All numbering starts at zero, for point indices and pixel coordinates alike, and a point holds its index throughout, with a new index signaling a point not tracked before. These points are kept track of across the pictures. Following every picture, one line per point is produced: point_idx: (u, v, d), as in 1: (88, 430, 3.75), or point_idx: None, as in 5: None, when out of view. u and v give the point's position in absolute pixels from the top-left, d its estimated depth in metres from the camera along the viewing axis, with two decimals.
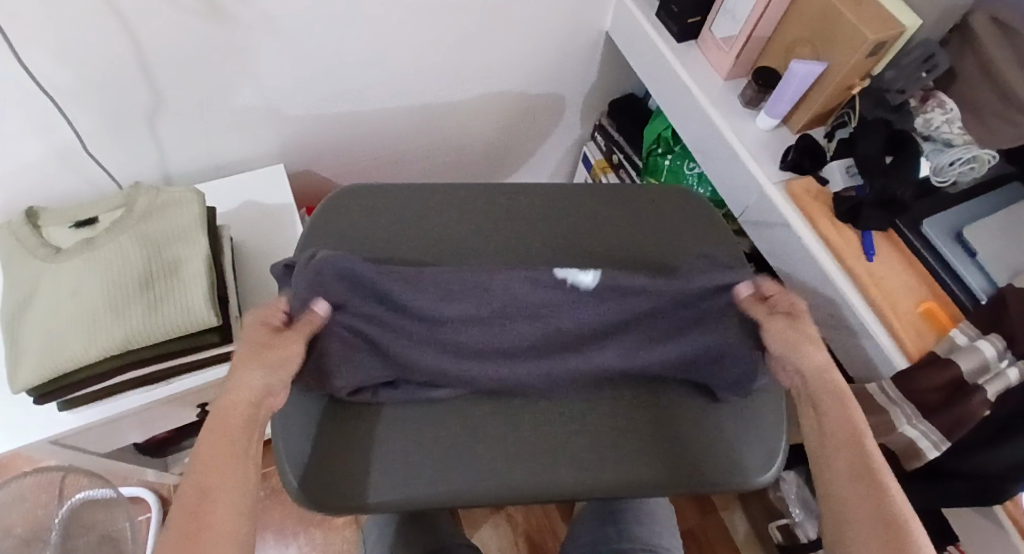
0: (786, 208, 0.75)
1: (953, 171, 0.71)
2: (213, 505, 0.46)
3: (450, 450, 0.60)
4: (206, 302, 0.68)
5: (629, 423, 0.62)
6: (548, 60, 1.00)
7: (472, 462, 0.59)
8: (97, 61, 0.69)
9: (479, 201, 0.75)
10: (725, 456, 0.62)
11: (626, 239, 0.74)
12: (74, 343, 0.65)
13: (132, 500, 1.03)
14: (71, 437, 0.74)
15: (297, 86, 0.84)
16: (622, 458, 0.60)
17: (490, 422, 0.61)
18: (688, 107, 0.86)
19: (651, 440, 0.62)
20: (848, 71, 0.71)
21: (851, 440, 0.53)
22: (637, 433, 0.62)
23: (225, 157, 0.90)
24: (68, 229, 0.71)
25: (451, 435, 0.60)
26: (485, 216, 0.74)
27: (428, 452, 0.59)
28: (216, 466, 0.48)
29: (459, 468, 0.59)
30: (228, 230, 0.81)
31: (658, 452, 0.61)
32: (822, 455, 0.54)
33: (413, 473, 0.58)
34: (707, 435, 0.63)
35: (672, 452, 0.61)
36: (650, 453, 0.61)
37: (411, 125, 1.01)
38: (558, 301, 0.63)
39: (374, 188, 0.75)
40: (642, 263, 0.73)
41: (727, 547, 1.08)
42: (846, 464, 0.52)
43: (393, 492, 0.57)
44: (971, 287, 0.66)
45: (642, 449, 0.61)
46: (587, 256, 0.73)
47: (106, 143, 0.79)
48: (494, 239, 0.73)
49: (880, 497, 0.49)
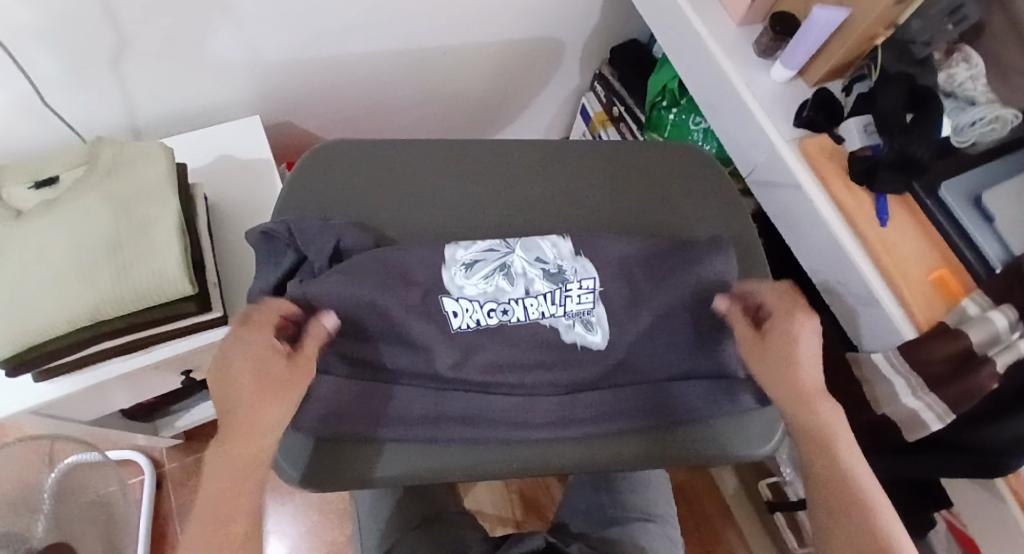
0: (798, 167, 0.71)
1: (975, 131, 0.66)
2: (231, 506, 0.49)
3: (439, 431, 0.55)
4: (180, 267, 0.64)
5: (636, 400, 0.58)
6: (547, 1, 0.93)
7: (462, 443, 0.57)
8: (52, 2, 0.62)
9: (476, 161, 0.70)
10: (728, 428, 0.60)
11: (630, 208, 0.70)
12: (42, 313, 0.61)
13: (122, 462, 1.03)
14: (51, 407, 0.72)
15: (275, 29, 0.78)
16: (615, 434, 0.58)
17: (474, 402, 0.56)
18: (695, 57, 0.80)
19: (661, 421, 0.58)
20: (872, 19, 0.65)
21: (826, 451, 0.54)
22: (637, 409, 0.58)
23: (199, 108, 0.84)
24: (27, 189, 0.66)
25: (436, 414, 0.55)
26: (481, 179, 0.69)
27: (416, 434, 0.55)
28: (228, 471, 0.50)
29: (449, 446, 0.56)
30: (203, 188, 0.76)
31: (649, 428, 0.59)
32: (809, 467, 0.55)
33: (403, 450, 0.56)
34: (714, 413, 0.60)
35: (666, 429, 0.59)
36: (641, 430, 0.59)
37: (397, 73, 0.94)
38: (549, 287, 0.61)
39: (364, 148, 0.70)
40: (647, 230, 0.69)
41: (717, 504, 1.10)
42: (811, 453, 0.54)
43: (396, 471, 0.55)
44: (985, 254, 0.63)
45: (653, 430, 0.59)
46: (589, 223, 0.68)
47: (66, 95, 0.72)
48: (494, 203, 0.68)
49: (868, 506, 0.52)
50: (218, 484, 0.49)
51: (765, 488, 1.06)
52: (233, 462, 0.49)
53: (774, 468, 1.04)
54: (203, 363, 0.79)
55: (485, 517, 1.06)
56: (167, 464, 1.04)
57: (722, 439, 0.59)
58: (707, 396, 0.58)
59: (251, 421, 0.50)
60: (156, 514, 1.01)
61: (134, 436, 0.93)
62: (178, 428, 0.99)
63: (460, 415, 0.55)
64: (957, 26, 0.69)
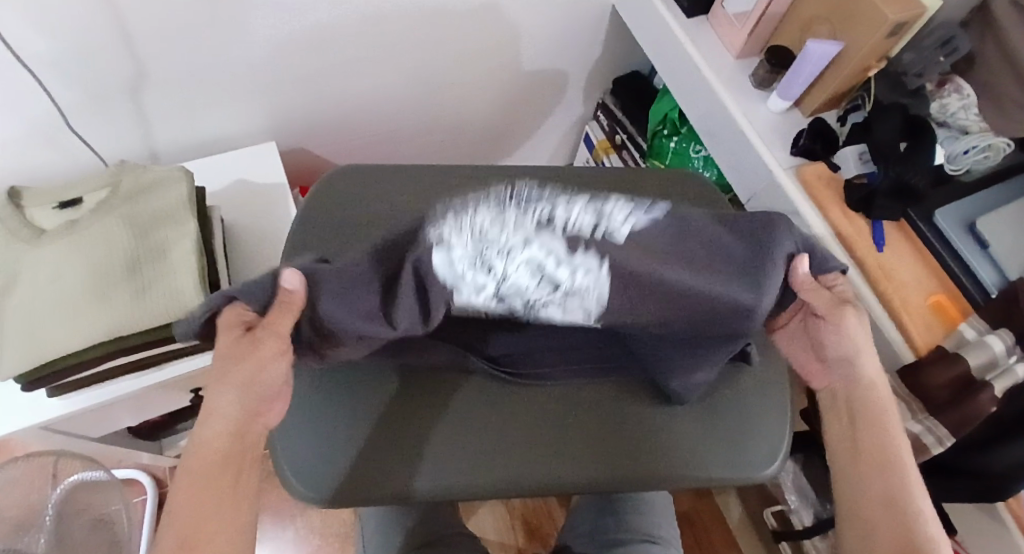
0: (797, 196, 0.73)
1: (967, 160, 0.69)
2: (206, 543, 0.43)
3: (448, 440, 0.58)
4: (195, 288, 0.66)
5: (638, 409, 0.62)
6: (554, 32, 0.96)
7: (460, 456, 0.58)
8: (79, 33, 0.65)
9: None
10: (731, 448, 0.61)
11: None
12: (60, 328, 0.64)
13: (127, 482, 1.03)
14: (62, 423, 0.73)
15: (291, 59, 0.81)
16: (612, 452, 0.59)
17: (486, 416, 0.60)
18: (695, 89, 0.83)
19: (657, 437, 0.61)
20: (868, 52, 0.68)
21: (870, 404, 0.53)
22: (631, 421, 0.61)
23: (215, 134, 0.87)
24: (52, 209, 0.69)
25: (450, 430, 0.59)
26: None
27: (430, 444, 0.58)
28: (197, 505, 0.45)
29: (451, 460, 0.58)
30: (218, 211, 0.78)
31: (646, 446, 0.60)
32: (848, 465, 0.52)
33: (406, 459, 0.57)
34: (711, 437, 0.61)
35: (662, 449, 0.60)
36: (637, 447, 0.60)
37: (406, 102, 0.98)
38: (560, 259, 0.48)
39: (365, 217, 0.69)
40: None
41: (720, 531, 1.09)
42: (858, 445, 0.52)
43: (384, 489, 0.55)
44: (981, 280, 0.65)
45: (655, 446, 0.60)
46: None
47: (91, 121, 0.76)
48: None
49: (900, 506, 0.48)
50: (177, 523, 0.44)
51: (770, 516, 1.04)
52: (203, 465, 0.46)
53: (779, 495, 1.03)
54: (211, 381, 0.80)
55: (487, 541, 1.05)
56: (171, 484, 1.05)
57: (720, 458, 0.60)
58: (700, 420, 0.62)
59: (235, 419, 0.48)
60: None
61: (140, 454, 0.94)
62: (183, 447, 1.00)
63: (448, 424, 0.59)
64: (948, 58, 0.73)
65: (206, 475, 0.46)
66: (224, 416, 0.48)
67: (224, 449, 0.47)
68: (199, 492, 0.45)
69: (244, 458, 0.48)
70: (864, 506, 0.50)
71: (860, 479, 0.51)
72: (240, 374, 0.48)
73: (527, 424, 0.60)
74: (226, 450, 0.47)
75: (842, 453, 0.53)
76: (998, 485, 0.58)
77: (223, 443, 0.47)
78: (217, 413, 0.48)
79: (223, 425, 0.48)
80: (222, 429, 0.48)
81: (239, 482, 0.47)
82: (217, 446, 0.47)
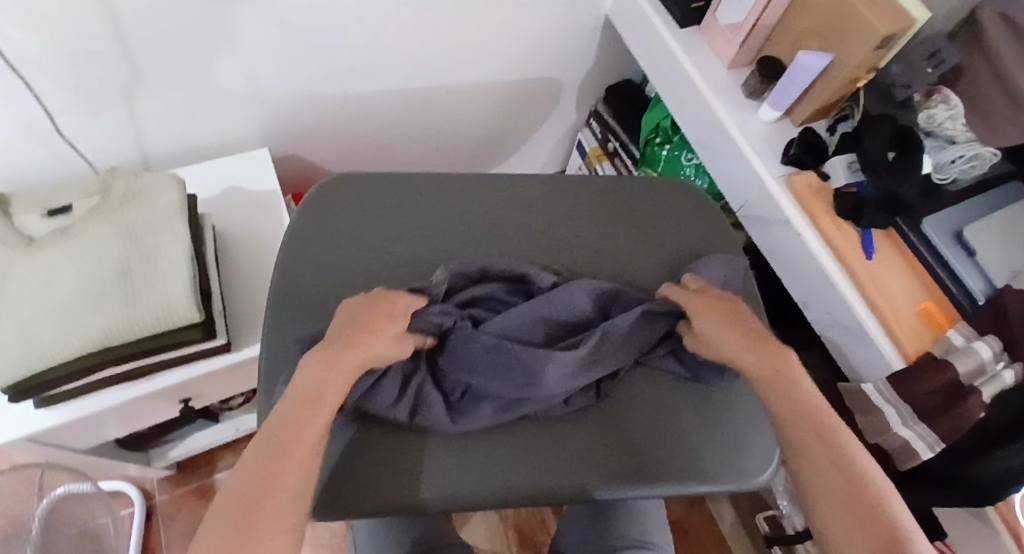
0: (788, 206, 0.74)
1: (954, 169, 0.70)
2: (265, 515, 0.42)
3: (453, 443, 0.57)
4: (189, 297, 0.66)
5: (632, 414, 0.61)
6: (548, 41, 0.97)
7: (461, 460, 0.57)
8: (70, 36, 0.64)
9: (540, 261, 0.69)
10: (727, 455, 0.61)
11: (655, 252, 0.72)
12: (49, 338, 0.63)
13: (113, 493, 1.01)
14: (49, 435, 0.72)
15: (288, 66, 0.81)
16: (616, 455, 0.59)
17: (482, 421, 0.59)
18: (688, 98, 0.84)
19: (661, 438, 0.61)
20: (857, 64, 0.69)
21: (780, 378, 0.55)
22: (630, 425, 0.61)
23: (209, 140, 0.87)
24: (41, 217, 0.68)
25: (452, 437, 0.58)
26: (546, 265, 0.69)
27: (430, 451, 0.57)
28: (266, 495, 0.43)
29: (449, 464, 0.56)
30: (210, 218, 0.77)
31: (645, 448, 0.60)
32: (791, 436, 0.51)
33: (406, 471, 0.56)
34: (709, 437, 0.61)
35: (662, 453, 0.60)
36: (636, 449, 0.60)
37: (400, 109, 0.98)
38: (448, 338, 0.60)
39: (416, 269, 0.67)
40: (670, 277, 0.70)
41: (713, 537, 1.09)
42: (782, 404, 0.53)
43: (379, 503, 0.54)
44: (969, 288, 0.66)
45: (657, 450, 0.60)
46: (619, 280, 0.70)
47: (81, 125, 0.75)
48: (510, 256, 0.69)
49: (851, 477, 0.47)
50: (235, 495, 0.43)
51: (762, 521, 1.06)
52: (301, 426, 0.48)
53: (771, 499, 1.05)
54: (203, 391, 0.79)
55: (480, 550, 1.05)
56: (159, 495, 1.03)
57: (720, 469, 0.60)
58: (698, 426, 0.62)
59: (313, 391, 0.50)
60: (145, 547, 0.99)
61: (128, 465, 0.92)
62: (171, 457, 0.99)
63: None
64: (935, 69, 0.72)
65: (264, 473, 0.44)
66: (285, 431, 0.47)
67: (293, 458, 0.46)
68: (263, 476, 0.44)
69: (285, 455, 0.46)
70: (815, 463, 0.48)
71: (822, 464, 0.48)
72: (355, 356, 0.53)
73: (524, 427, 0.59)
74: (301, 453, 0.46)
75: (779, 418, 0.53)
76: (988, 489, 0.59)
77: (281, 439, 0.47)
78: (280, 412, 0.49)
79: (296, 429, 0.48)
80: (286, 420, 0.48)
81: (299, 461, 0.46)
82: (288, 453, 0.46)
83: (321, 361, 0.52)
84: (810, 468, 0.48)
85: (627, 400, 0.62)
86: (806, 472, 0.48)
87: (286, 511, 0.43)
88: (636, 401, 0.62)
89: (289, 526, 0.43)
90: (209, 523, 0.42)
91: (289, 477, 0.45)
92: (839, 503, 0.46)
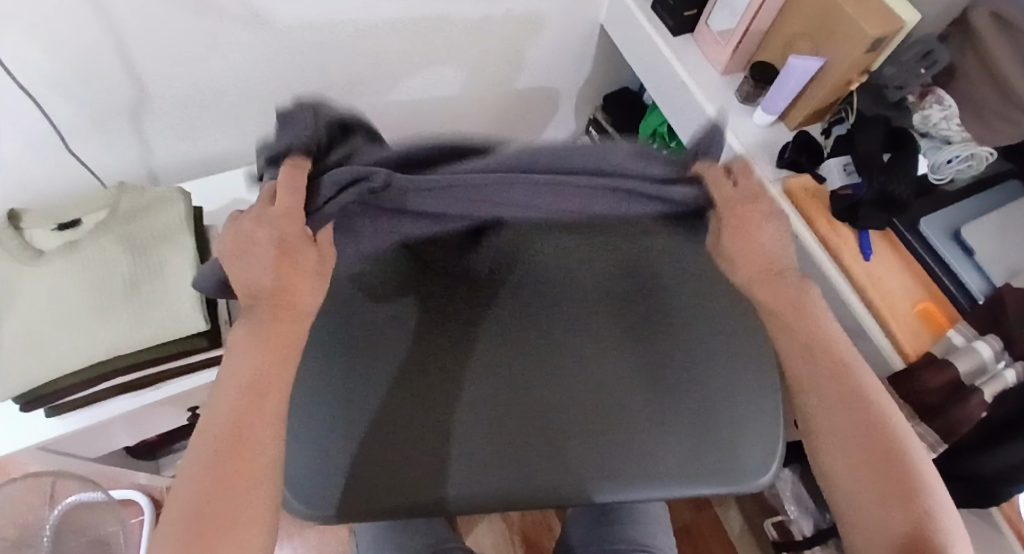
0: (784, 208, 0.74)
1: (951, 169, 0.70)
2: (233, 513, 0.41)
3: (465, 428, 0.55)
4: (194, 305, 0.67)
5: (648, 399, 0.58)
6: (545, 51, 0.98)
7: (473, 445, 0.54)
8: (77, 56, 0.66)
9: None
10: (744, 449, 0.57)
11: None
12: (60, 348, 0.64)
13: (122, 502, 1.02)
14: (60, 443, 0.73)
15: (290, 82, 0.83)
16: (627, 445, 0.56)
17: (489, 399, 0.56)
18: (683, 104, 0.85)
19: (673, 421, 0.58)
20: (848, 67, 0.69)
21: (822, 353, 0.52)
22: (643, 412, 0.58)
23: (215, 153, 0.89)
24: (51, 231, 0.70)
25: (460, 420, 0.55)
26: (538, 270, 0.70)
27: (442, 435, 0.54)
28: (221, 493, 0.41)
29: (461, 450, 0.54)
30: (214, 230, 0.79)
31: (658, 439, 0.57)
32: (833, 408, 0.50)
33: (416, 457, 0.53)
34: (728, 427, 0.58)
35: (676, 444, 0.57)
36: (649, 438, 0.56)
37: (401, 121, 1.00)
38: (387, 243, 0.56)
39: None
40: None
41: (720, 543, 1.09)
42: (827, 375, 0.51)
43: (399, 500, 0.52)
44: (968, 286, 0.66)
45: (671, 441, 0.57)
46: None
47: (89, 141, 0.77)
48: None
49: (901, 455, 0.47)
50: (182, 491, 0.41)
51: (769, 527, 1.05)
52: (238, 414, 0.43)
53: (779, 504, 1.04)
54: (209, 399, 0.80)
55: None
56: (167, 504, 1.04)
57: (734, 465, 0.57)
58: (719, 417, 0.58)
59: (254, 374, 0.45)
60: None
61: (137, 474, 0.93)
62: (179, 465, 1.00)
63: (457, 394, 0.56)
64: (929, 70, 0.73)
65: (215, 470, 0.42)
66: (217, 421, 0.43)
67: (247, 448, 0.43)
68: (207, 475, 0.41)
69: (226, 446, 0.42)
70: (850, 436, 0.48)
71: (866, 440, 0.48)
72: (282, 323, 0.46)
73: (533, 414, 0.56)
74: (252, 441, 0.43)
75: (830, 388, 0.50)
76: (992, 489, 0.59)
77: (217, 428, 0.43)
78: (217, 397, 0.44)
79: (221, 417, 0.43)
80: (224, 408, 0.44)
81: (247, 454, 0.43)
82: (242, 438, 0.43)
83: (245, 334, 0.46)
84: (851, 440, 0.48)
85: (649, 384, 0.59)
86: (837, 443, 0.48)
87: (253, 506, 0.42)
88: (655, 386, 0.59)
89: (258, 515, 0.42)
90: (168, 514, 0.41)
91: (244, 472, 0.42)
92: (894, 474, 0.46)
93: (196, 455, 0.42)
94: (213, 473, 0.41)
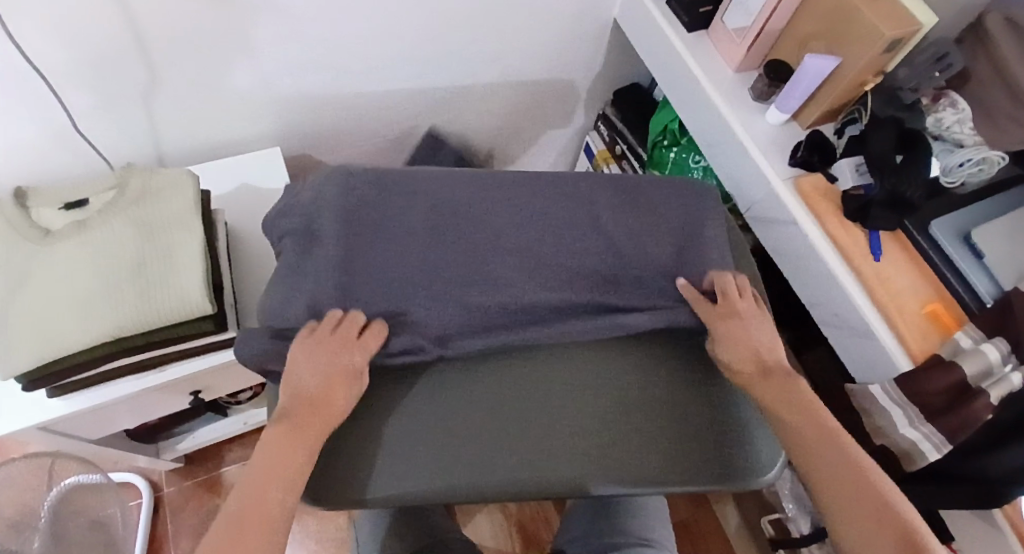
0: (793, 205, 0.74)
1: (962, 172, 0.70)
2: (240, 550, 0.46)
3: (468, 431, 0.57)
4: (200, 288, 0.67)
5: (650, 404, 0.60)
6: (558, 46, 0.98)
7: (474, 446, 0.56)
8: (89, 38, 0.66)
9: None
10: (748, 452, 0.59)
11: None
12: (65, 327, 0.64)
13: (122, 485, 1.02)
14: (62, 424, 0.73)
15: (302, 68, 0.83)
16: (630, 449, 0.57)
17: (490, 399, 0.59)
18: (695, 101, 0.84)
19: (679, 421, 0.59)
20: (863, 66, 0.70)
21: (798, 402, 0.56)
22: (647, 417, 0.59)
23: (225, 139, 0.88)
24: (58, 211, 0.70)
25: (459, 422, 0.58)
26: None
27: (440, 431, 0.57)
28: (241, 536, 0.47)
29: (463, 451, 0.56)
30: (222, 214, 0.79)
31: (663, 441, 0.58)
32: (805, 448, 0.54)
33: (418, 455, 0.56)
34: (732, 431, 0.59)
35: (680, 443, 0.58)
36: (653, 442, 0.58)
37: (411, 111, 0.99)
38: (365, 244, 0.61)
39: None
40: None
41: (718, 540, 1.09)
42: (797, 419, 0.55)
43: (398, 491, 0.54)
44: (977, 290, 0.66)
45: (676, 443, 0.58)
46: None
47: (99, 124, 0.76)
48: None
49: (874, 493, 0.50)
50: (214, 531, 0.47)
51: (767, 525, 1.05)
52: (270, 467, 0.51)
53: (777, 502, 1.05)
54: (212, 384, 0.80)
55: (485, 548, 1.05)
56: (167, 488, 1.04)
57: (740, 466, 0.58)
58: (719, 418, 0.60)
59: (286, 432, 0.52)
60: (152, 539, 1.00)
61: (138, 458, 0.93)
62: (180, 450, 1.00)
63: (426, 406, 0.58)
64: (942, 74, 0.73)
65: (243, 515, 0.48)
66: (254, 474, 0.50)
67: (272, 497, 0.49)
68: (237, 520, 0.48)
69: (258, 496, 0.49)
70: (828, 478, 0.51)
71: (839, 481, 0.51)
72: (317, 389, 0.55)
73: (535, 416, 0.58)
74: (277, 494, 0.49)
75: (802, 429, 0.54)
76: (996, 492, 0.59)
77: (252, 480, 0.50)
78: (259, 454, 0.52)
79: (260, 470, 0.51)
80: (261, 463, 0.51)
81: (274, 505, 0.49)
82: (267, 486, 0.50)
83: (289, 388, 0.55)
84: (827, 483, 0.51)
85: (655, 388, 0.61)
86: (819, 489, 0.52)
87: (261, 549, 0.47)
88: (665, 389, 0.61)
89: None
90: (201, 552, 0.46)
91: (264, 521, 0.48)
92: (869, 509, 0.49)
93: (229, 506, 0.49)
94: (237, 523, 0.47)
